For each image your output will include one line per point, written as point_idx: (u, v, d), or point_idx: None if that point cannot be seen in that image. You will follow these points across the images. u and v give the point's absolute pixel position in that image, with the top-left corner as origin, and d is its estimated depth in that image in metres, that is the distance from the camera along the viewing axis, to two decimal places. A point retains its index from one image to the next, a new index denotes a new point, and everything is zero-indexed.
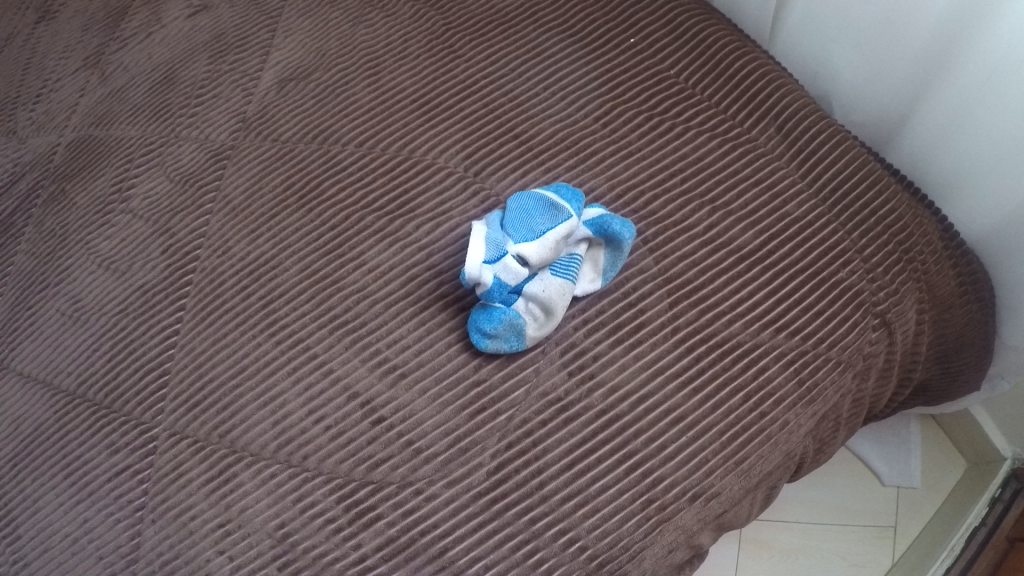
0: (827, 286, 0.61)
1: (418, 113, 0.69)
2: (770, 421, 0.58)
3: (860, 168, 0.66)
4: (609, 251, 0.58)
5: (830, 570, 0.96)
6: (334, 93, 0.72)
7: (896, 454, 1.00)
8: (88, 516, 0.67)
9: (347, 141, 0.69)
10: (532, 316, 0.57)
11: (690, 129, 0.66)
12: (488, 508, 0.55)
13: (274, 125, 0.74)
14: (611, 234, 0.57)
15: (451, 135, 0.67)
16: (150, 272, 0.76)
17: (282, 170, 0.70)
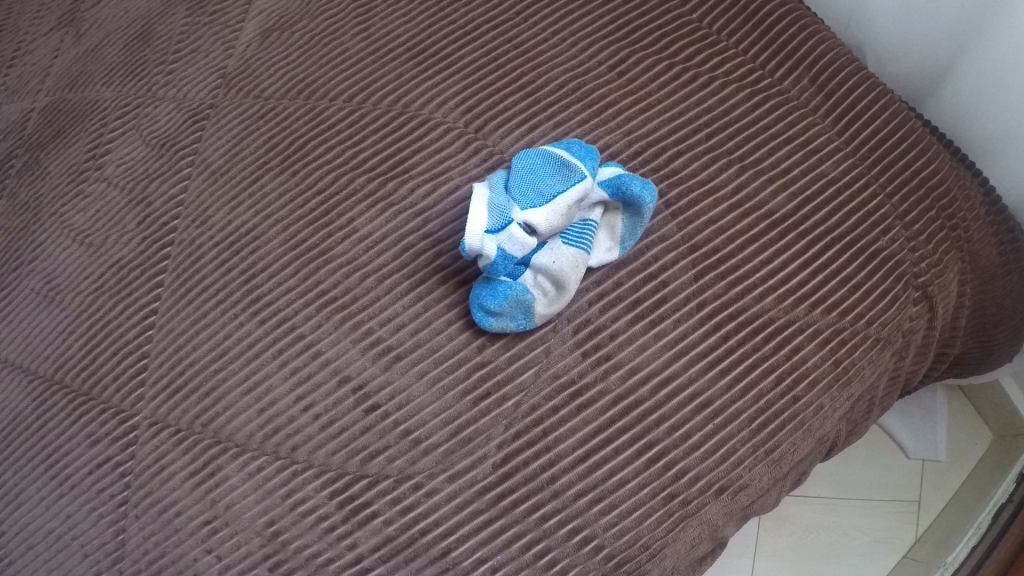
0: (868, 257, 0.56)
1: (413, 63, 0.63)
2: (803, 406, 0.53)
3: (900, 126, 0.60)
4: (628, 217, 0.53)
5: (854, 546, 0.93)
6: (321, 43, 0.66)
7: (924, 430, 0.94)
8: (71, 512, 0.62)
9: (335, 96, 0.64)
10: (541, 291, 0.52)
11: (714, 79, 0.59)
12: (495, 505, 0.51)
13: (257, 79, 0.68)
14: (631, 196, 0.51)
15: (450, 86, 0.61)
16: (124, 247, 0.70)
17: (265, 129, 0.65)
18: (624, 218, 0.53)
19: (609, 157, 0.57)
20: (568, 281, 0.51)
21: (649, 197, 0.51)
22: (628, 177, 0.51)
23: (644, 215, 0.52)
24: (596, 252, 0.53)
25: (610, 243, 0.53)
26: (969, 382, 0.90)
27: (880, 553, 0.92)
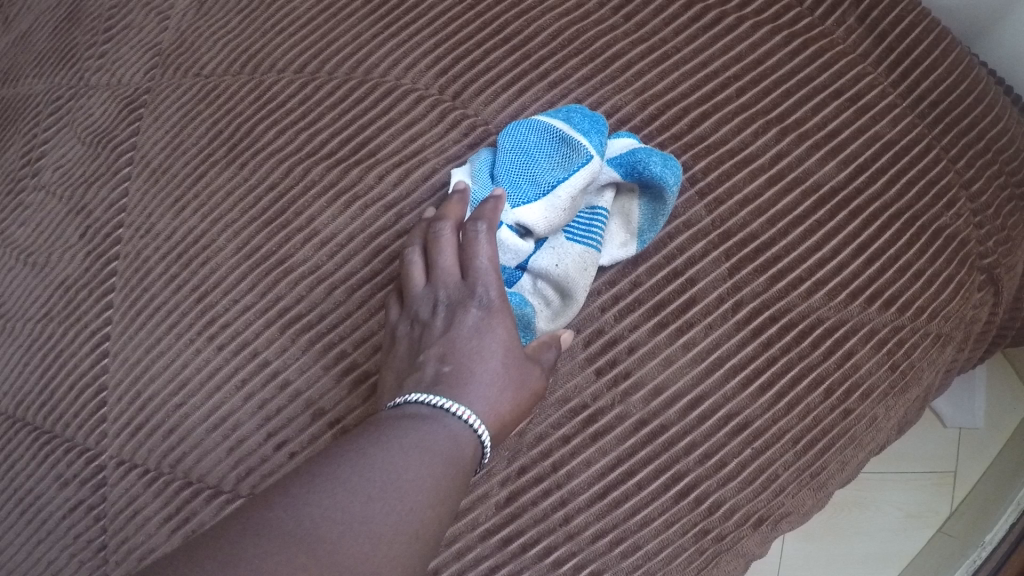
0: (931, 236, 0.46)
1: (373, 19, 0.53)
2: (856, 419, 0.44)
3: (963, 76, 0.49)
4: (648, 202, 0.44)
5: (886, 522, 0.82)
6: (265, 6, 0.58)
7: (961, 395, 0.82)
8: (52, 558, 0.54)
9: (283, 68, 0.54)
10: (543, 300, 0.44)
11: (741, 18, 0.49)
12: (501, 551, 0.43)
13: (193, 54, 0.60)
14: (649, 177, 0.42)
15: (418, 46, 0.51)
16: (66, 262, 0.61)
17: (207, 114, 0.56)
18: (643, 204, 0.44)
19: (617, 128, 0.47)
20: (575, 289, 0.43)
21: (671, 178, 0.42)
22: (644, 153, 0.42)
23: (668, 200, 0.43)
24: (611, 247, 0.44)
25: (627, 236, 0.44)
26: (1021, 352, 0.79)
27: (917, 528, 0.81)
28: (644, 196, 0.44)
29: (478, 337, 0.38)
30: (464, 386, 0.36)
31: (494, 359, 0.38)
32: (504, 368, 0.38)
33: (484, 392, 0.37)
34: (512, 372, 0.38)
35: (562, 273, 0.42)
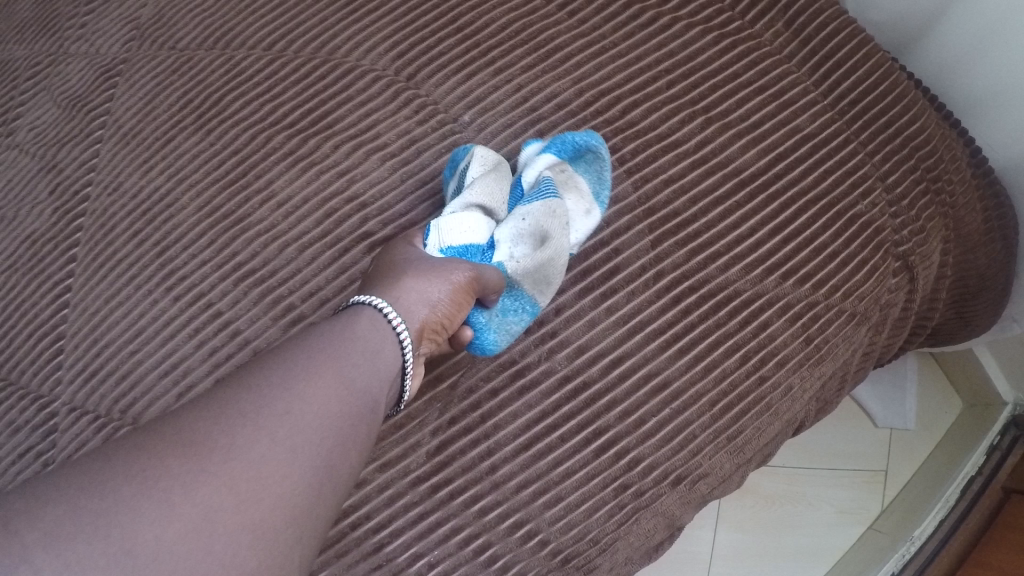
0: (843, 221, 0.50)
1: (338, 5, 0.56)
2: (770, 387, 0.48)
3: (883, 76, 0.54)
4: (586, 169, 0.48)
5: (818, 518, 0.85)
6: None
7: (892, 396, 0.86)
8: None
9: (254, 44, 0.57)
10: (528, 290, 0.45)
11: (675, 20, 0.53)
12: (430, 498, 0.46)
13: (170, 27, 0.61)
14: (578, 150, 0.48)
15: (379, 30, 0.55)
16: (36, 218, 0.64)
17: (178, 84, 0.58)
18: (584, 172, 0.48)
19: (556, 112, 0.51)
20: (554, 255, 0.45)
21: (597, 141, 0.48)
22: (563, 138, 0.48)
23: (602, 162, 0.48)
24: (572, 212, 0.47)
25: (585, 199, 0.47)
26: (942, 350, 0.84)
27: (846, 524, 0.85)
28: (581, 163, 0.48)
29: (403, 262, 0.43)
30: (388, 291, 0.41)
31: (426, 284, 0.41)
32: (430, 274, 0.42)
33: (410, 294, 0.41)
34: (445, 276, 0.42)
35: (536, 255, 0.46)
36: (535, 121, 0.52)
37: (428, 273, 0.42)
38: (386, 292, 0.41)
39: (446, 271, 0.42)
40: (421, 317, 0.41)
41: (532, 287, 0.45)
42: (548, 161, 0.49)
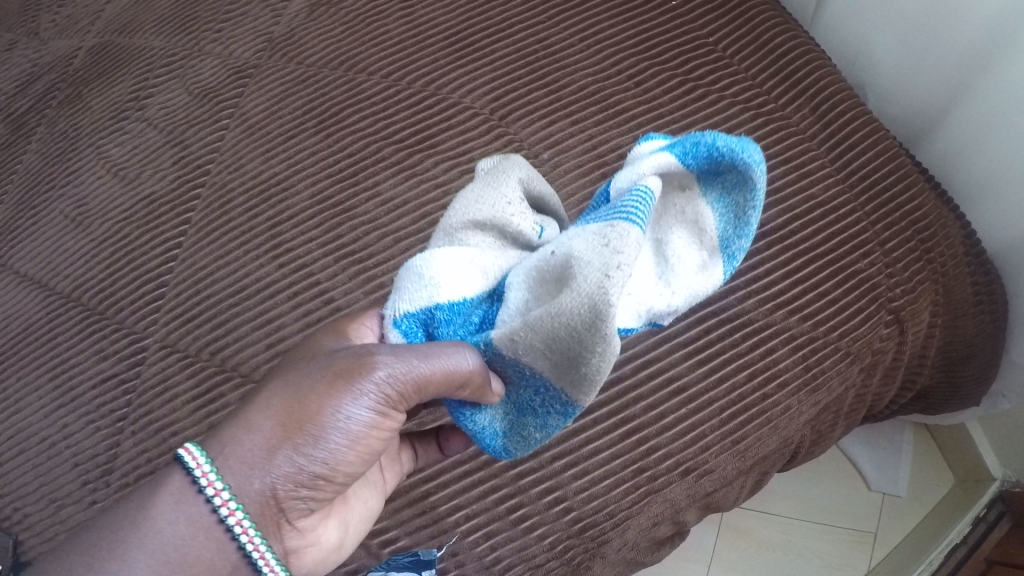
0: (845, 274, 0.60)
1: (448, 50, 0.68)
2: (772, 404, 0.57)
3: (892, 164, 0.63)
4: (717, 197, 0.41)
5: (804, 568, 0.90)
6: (365, 22, 0.71)
7: (885, 461, 0.94)
8: (72, 423, 0.67)
9: (373, 71, 0.68)
10: (552, 373, 0.39)
11: (722, 98, 0.64)
12: (477, 458, 0.56)
13: (300, 46, 0.72)
14: (721, 165, 0.40)
15: (480, 74, 0.66)
16: (157, 183, 0.74)
17: (304, 93, 0.69)
18: (712, 200, 0.42)
19: (618, 159, 0.62)
20: (587, 333, 0.36)
21: (755, 165, 0.40)
22: (699, 142, 0.41)
23: (740, 196, 0.41)
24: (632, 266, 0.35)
25: (703, 243, 0.42)
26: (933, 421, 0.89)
27: None
28: (713, 187, 0.42)
29: (285, 370, 0.41)
30: (240, 426, 0.39)
31: (281, 432, 0.38)
32: (297, 399, 0.38)
33: (272, 418, 0.38)
34: (321, 396, 0.38)
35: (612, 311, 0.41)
36: (599, 166, 0.62)
37: (299, 398, 0.38)
38: (243, 420, 0.39)
39: (324, 389, 0.38)
40: (287, 453, 0.38)
41: (558, 374, 0.39)
42: (668, 165, 0.41)
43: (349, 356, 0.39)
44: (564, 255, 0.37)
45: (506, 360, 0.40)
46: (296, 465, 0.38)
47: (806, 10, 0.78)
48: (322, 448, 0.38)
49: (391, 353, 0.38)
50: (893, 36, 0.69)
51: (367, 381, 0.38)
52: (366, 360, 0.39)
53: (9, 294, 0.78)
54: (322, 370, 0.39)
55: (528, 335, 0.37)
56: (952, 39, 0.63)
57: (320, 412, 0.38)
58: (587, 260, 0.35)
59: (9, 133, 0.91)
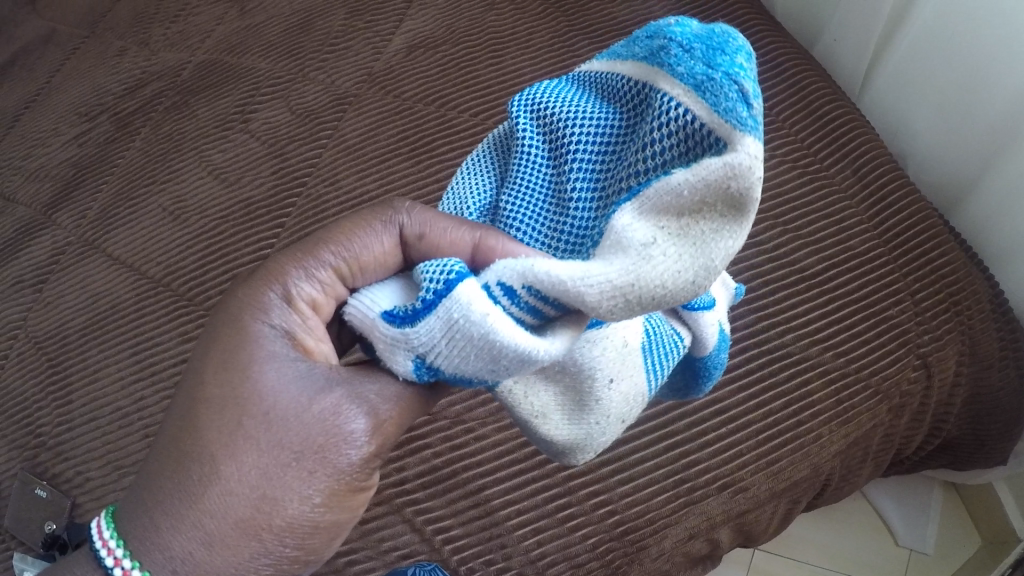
0: (880, 320, 0.65)
1: None
2: (806, 432, 0.62)
3: (927, 219, 0.68)
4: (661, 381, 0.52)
5: None
6: (458, 68, 0.84)
7: (912, 513, 0.87)
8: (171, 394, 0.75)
9: (463, 110, 0.81)
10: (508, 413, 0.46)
11: (774, 156, 0.72)
12: (532, 458, 0.63)
13: (398, 82, 0.84)
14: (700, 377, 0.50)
15: None
16: (256, 189, 0.83)
17: (400, 123, 0.81)
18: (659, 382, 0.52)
19: None
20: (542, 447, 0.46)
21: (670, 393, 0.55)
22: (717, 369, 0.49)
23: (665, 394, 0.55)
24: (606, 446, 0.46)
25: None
26: (959, 476, 0.83)
27: None
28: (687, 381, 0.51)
29: (219, 437, 0.37)
30: (178, 524, 0.36)
31: (249, 532, 0.36)
32: (264, 487, 0.36)
33: (229, 514, 0.36)
34: (288, 480, 0.36)
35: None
36: None
37: (268, 494, 0.36)
38: (197, 519, 0.36)
39: (289, 471, 0.36)
40: (260, 551, 0.36)
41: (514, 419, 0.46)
42: (703, 348, 0.46)
43: (306, 424, 0.37)
44: (597, 406, 0.42)
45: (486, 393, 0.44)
46: (271, 557, 0.36)
47: (854, 83, 0.82)
48: (296, 537, 0.37)
49: (355, 415, 0.37)
50: (931, 108, 0.74)
51: (337, 456, 0.37)
52: (330, 431, 0.37)
53: (101, 275, 0.85)
54: (290, 453, 0.36)
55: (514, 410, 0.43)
56: (984, 114, 0.69)
57: (293, 501, 0.36)
58: (601, 429, 0.43)
59: (114, 130, 0.97)
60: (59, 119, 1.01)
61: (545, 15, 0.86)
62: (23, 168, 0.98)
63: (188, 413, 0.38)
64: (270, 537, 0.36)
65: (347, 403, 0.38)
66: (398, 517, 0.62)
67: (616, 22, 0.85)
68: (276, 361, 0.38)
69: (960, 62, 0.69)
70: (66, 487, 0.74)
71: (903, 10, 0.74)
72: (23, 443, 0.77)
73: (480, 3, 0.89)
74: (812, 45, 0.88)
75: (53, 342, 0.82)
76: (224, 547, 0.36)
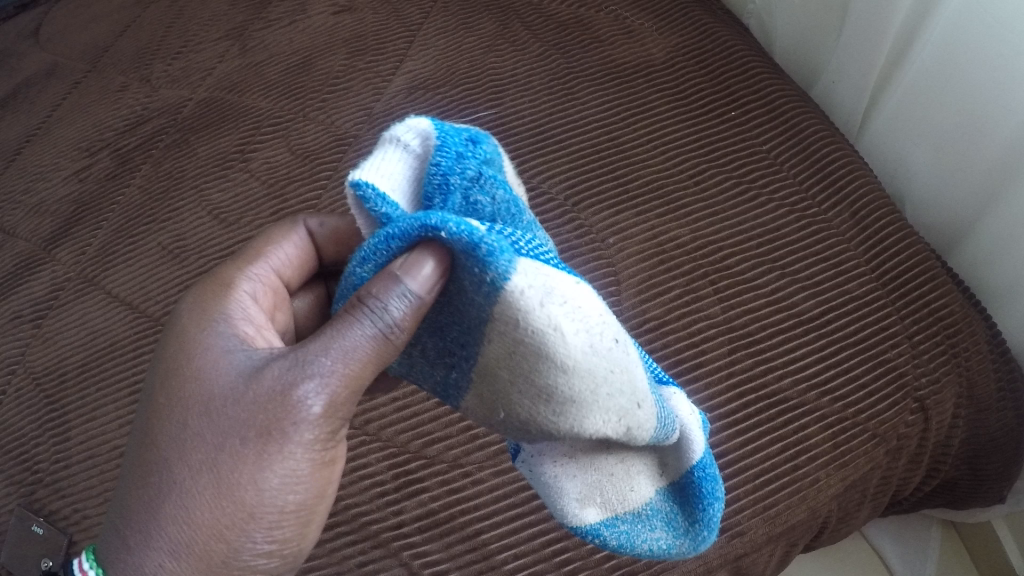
0: (876, 362, 0.66)
1: (530, 140, 0.82)
2: (802, 475, 0.62)
3: (924, 261, 0.69)
4: (657, 509, 0.49)
5: None
6: (457, 110, 0.86)
7: (912, 553, 0.87)
8: None
9: None
10: (517, 372, 0.38)
11: (771, 200, 0.75)
12: (528, 503, 0.63)
13: (398, 123, 0.86)
14: (692, 508, 0.48)
15: (558, 167, 0.80)
16: (256, 229, 0.84)
17: None
18: (653, 503, 0.49)
19: (672, 247, 0.73)
20: (555, 412, 0.39)
21: (685, 549, 0.49)
22: (711, 527, 0.48)
23: (672, 546, 0.49)
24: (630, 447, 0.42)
25: (614, 501, 0.47)
26: (956, 514, 0.83)
27: None
28: (685, 518, 0.49)
29: (186, 442, 0.42)
30: (150, 523, 0.41)
31: (210, 518, 0.41)
32: (219, 481, 0.41)
33: (190, 506, 0.41)
34: (251, 471, 0.41)
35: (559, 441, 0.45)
36: (658, 253, 0.73)
37: (222, 483, 0.41)
38: (164, 520, 0.41)
39: (248, 464, 0.41)
40: (235, 542, 0.41)
41: (518, 375, 0.38)
42: (688, 457, 0.47)
43: (253, 414, 0.41)
44: (607, 352, 0.38)
45: (489, 318, 0.38)
46: (266, 545, 0.42)
47: (852, 126, 0.85)
48: (263, 521, 0.41)
49: (300, 396, 0.40)
50: (928, 152, 0.75)
51: (294, 438, 0.41)
52: (280, 415, 0.40)
53: (100, 312, 0.85)
54: (238, 443, 0.41)
55: (518, 339, 0.37)
56: (983, 155, 0.69)
57: (249, 486, 0.41)
58: (612, 388, 0.39)
59: (114, 166, 0.98)
60: (60, 154, 1.03)
61: (543, 57, 0.89)
62: (24, 201, 1.00)
63: (151, 423, 0.44)
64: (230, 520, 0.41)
65: (380, 284, 0.38)
66: (394, 560, 0.62)
67: (613, 64, 0.87)
68: (218, 365, 0.44)
69: (956, 105, 0.69)
70: (61, 526, 0.73)
71: (900, 51, 0.74)
72: (19, 479, 0.77)
73: (480, 45, 0.91)
74: (810, 86, 0.91)
75: (51, 378, 0.83)
76: (191, 535, 0.41)
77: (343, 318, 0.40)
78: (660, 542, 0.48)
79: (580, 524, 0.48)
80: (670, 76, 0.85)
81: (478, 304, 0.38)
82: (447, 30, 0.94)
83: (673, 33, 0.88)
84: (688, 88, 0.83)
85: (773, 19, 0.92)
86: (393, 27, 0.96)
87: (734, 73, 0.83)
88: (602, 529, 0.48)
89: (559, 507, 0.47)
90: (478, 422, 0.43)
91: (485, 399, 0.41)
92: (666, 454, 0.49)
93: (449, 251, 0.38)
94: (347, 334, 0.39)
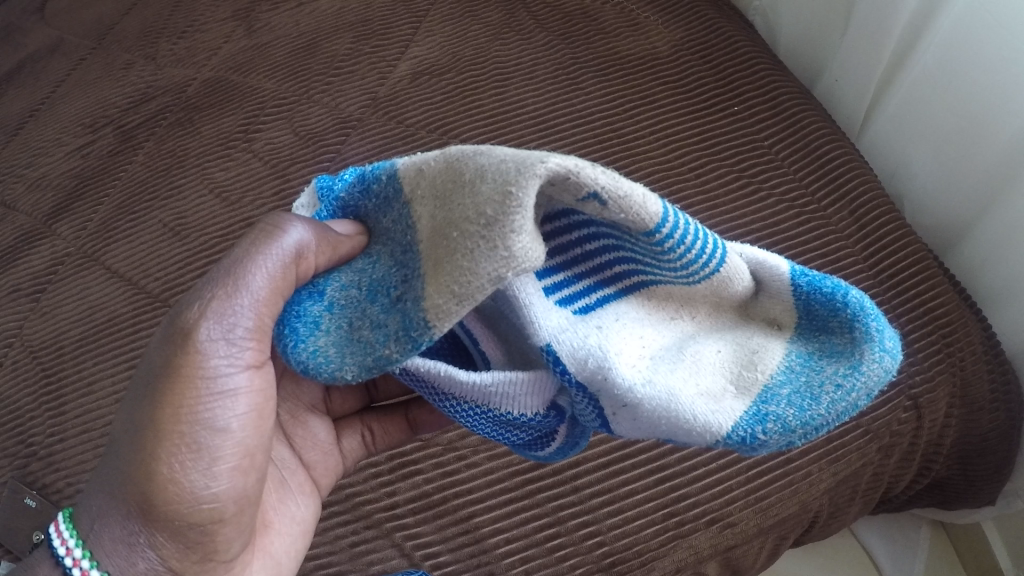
0: None
1: (532, 128, 0.82)
2: (795, 469, 0.63)
3: (923, 260, 0.70)
4: (808, 353, 0.39)
5: None
6: (460, 97, 0.85)
7: (900, 555, 0.87)
8: None
9: (465, 139, 0.82)
10: (449, 205, 0.37)
11: (772, 195, 0.75)
12: (522, 488, 0.63)
13: (402, 108, 0.86)
14: (837, 318, 0.39)
15: None
16: (257, 210, 0.84)
17: (403, 149, 0.83)
18: (797, 350, 0.39)
19: None
20: (499, 184, 0.34)
21: (886, 367, 0.37)
22: (876, 313, 0.38)
23: (866, 382, 0.36)
24: (651, 228, 0.36)
25: (751, 378, 0.38)
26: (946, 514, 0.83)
27: None
28: (842, 335, 0.39)
29: (126, 399, 0.42)
30: (99, 472, 0.42)
31: (129, 459, 0.40)
32: (137, 419, 0.40)
33: (117, 450, 0.41)
34: (171, 412, 0.39)
35: (610, 342, 0.38)
36: None
37: (141, 420, 0.40)
38: (105, 466, 0.42)
39: (167, 406, 0.39)
40: (149, 477, 0.39)
41: (458, 198, 0.37)
42: (778, 275, 0.40)
43: (167, 356, 0.40)
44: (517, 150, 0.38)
45: (401, 187, 0.42)
46: (201, 488, 0.40)
47: (854, 124, 0.85)
48: (178, 454, 0.39)
49: (210, 323, 0.40)
50: (929, 152, 0.76)
51: (208, 366, 0.40)
52: (186, 351, 0.39)
53: (98, 287, 0.85)
54: (151, 382, 0.40)
55: (432, 175, 0.39)
56: (981, 157, 0.69)
57: (164, 420, 0.39)
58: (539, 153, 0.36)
59: (117, 143, 0.97)
60: (63, 129, 1.02)
61: (548, 47, 0.88)
62: (25, 175, 0.99)
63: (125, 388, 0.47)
64: (144, 457, 0.39)
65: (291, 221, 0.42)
66: (387, 542, 0.62)
67: (617, 54, 0.87)
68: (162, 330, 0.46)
69: (958, 105, 0.70)
70: (54, 498, 0.73)
71: (904, 52, 0.74)
72: (14, 452, 0.77)
73: (485, 33, 0.91)
74: (814, 83, 0.91)
75: (48, 352, 0.83)
76: (117, 478, 0.40)
77: (250, 246, 0.41)
78: (842, 373, 0.37)
79: (731, 424, 0.37)
80: (675, 70, 0.85)
81: (395, 210, 0.42)
82: (454, 16, 0.93)
83: (678, 27, 0.88)
84: (692, 81, 0.83)
85: (779, 16, 0.92)
86: (400, 12, 0.96)
87: (738, 69, 0.83)
88: (763, 408, 0.37)
89: (688, 423, 0.37)
90: (446, 306, 0.36)
91: (440, 265, 0.37)
92: (765, 305, 0.41)
93: (361, 217, 0.46)
94: (250, 258, 0.40)
